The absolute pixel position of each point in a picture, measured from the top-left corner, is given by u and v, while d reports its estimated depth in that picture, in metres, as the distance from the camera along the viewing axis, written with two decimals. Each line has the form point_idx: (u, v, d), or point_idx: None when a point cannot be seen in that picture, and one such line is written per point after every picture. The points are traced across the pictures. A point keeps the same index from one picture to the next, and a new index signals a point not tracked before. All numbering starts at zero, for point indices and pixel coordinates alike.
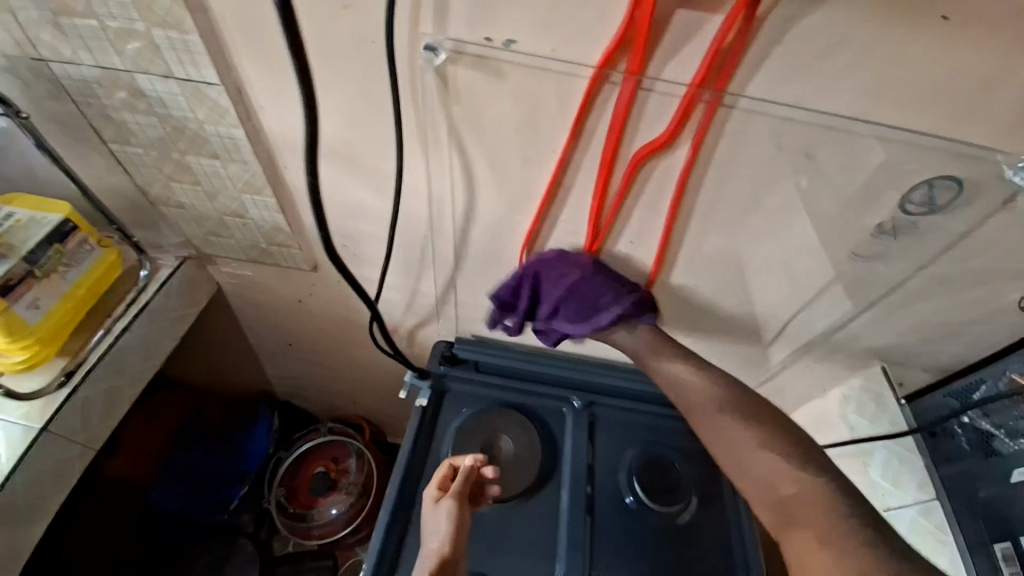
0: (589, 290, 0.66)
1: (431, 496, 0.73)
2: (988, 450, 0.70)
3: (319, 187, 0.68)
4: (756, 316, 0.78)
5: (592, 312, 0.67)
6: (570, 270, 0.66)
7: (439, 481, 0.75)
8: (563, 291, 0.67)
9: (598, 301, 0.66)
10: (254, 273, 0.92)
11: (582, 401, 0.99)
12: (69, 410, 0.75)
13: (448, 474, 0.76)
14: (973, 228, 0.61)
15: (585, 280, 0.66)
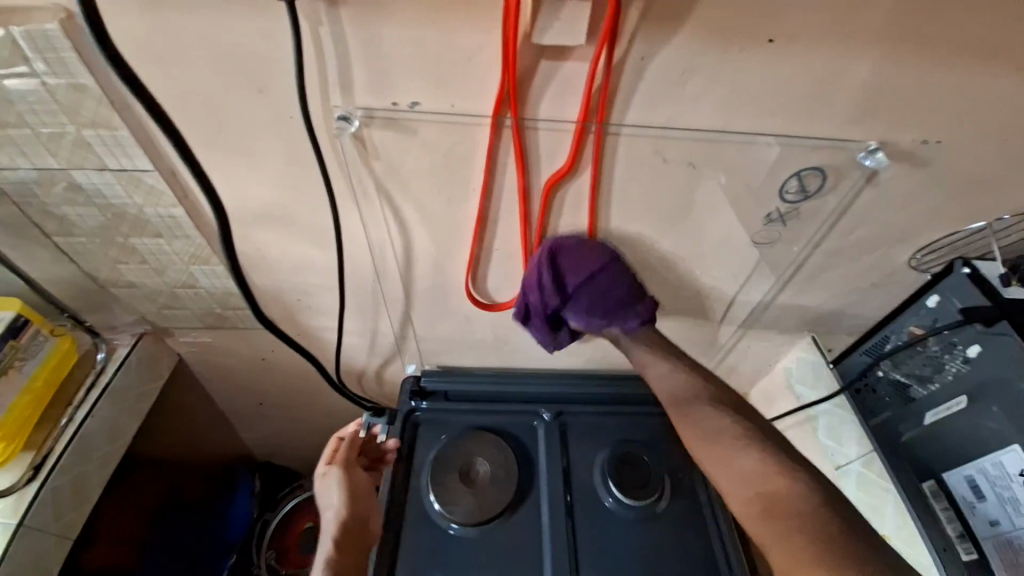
0: (607, 279, 0.70)
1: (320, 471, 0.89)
2: (907, 397, 0.77)
3: (266, 249, 0.72)
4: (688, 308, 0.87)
5: (608, 309, 0.72)
6: (592, 260, 0.69)
7: (327, 458, 0.90)
8: (586, 283, 0.69)
9: (614, 290, 0.71)
10: (213, 339, 0.94)
11: (551, 412, 1.03)
12: (42, 502, 0.76)
13: (336, 446, 0.91)
14: (848, 205, 0.70)
15: (604, 270, 0.69)
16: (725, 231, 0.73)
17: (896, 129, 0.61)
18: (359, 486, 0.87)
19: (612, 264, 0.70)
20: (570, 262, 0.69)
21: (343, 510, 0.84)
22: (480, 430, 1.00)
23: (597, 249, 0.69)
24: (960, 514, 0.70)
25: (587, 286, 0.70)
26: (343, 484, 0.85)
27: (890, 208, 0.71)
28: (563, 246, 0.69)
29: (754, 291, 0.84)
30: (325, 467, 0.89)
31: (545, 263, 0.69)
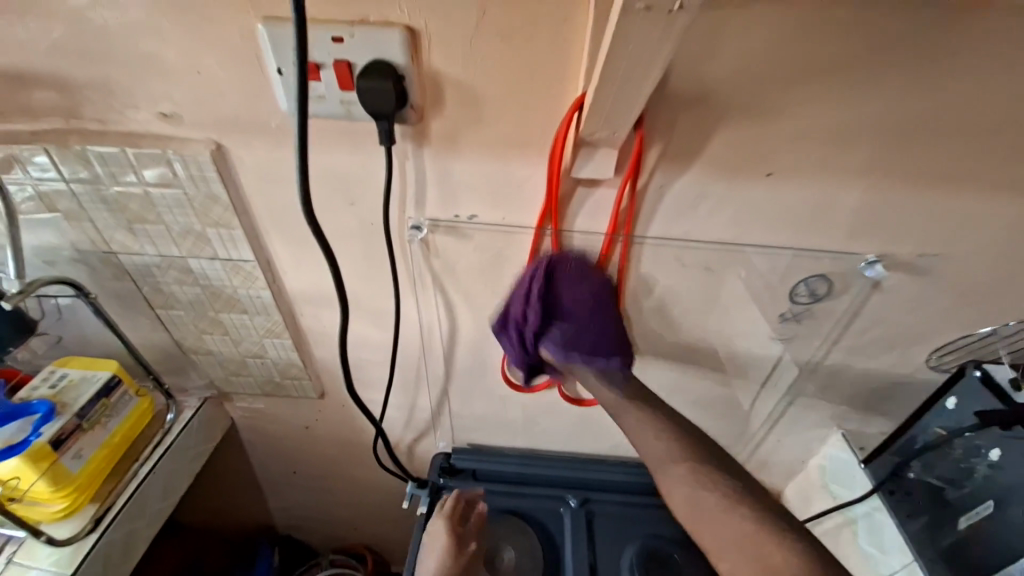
0: (602, 310, 0.71)
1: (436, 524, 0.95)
2: (942, 501, 0.76)
3: (331, 327, 0.83)
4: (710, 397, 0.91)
5: (599, 344, 0.73)
6: (590, 281, 0.70)
7: (449, 515, 0.95)
8: (585, 307, 0.71)
9: (604, 323, 0.72)
10: (266, 406, 1.03)
11: (577, 499, 1.04)
12: (94, 555, 0.81)
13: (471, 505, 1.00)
14: (859, 307, 0.76)
15: (599, 297, 0.71)
16: (743, 327, 0.79)
17: (892, 245, 0.69)
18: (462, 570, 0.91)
19: (603, 297, 0.71)
20: (569, 287, 0.69)
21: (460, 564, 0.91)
22: (506, 513, 1.02)
23: (592, 283, 0.70)
24: None
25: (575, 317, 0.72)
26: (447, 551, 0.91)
27: (899, 313, 0.77)
28: (567, 276, 0.68)
29: (776, 384, 0.88)
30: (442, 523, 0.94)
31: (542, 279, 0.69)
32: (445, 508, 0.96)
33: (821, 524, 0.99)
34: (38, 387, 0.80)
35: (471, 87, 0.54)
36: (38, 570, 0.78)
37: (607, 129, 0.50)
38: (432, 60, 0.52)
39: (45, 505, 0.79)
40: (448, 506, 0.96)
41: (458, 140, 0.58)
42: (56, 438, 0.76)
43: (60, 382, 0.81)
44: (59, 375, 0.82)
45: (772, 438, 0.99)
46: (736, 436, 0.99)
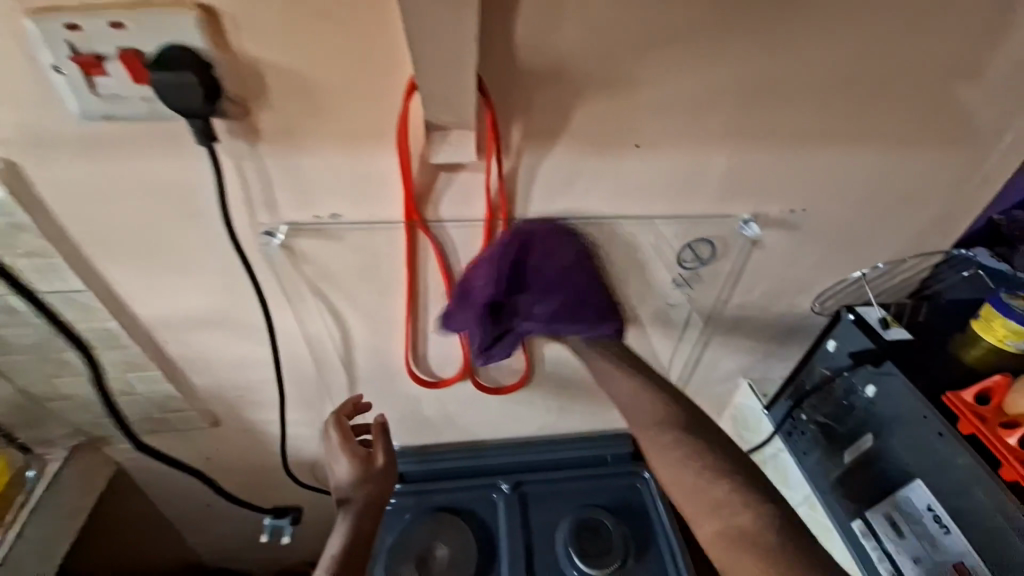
0: (578, 277, 0.68)
1: (331, 462, 0.79)
2: (830, 436, 0.81)
3: (206, 349, 0.75)
4: None
5: (573, 315, 0.68)
6: (557, 249, 0.66)
7: (339, 445, 0.78)
8: (557, 279, 0.67)
9: (586, 296, 0.69)
10: (155, 443, 0.92)
11: (509, 483, 1.03)
12: None
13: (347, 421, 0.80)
14: (742, 265, 0.79)
15: (574, 268, 0.67)
16: (640, 299, 0.80)
17: (765, 203, 0.71)
18: (384, 480, 0.77)
19: (584, 261, 0.68)
20: (541, 259, 0.65)
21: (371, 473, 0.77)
22: (439, 511, 0.99)
23: (572, 245, 0.67)
24: (888, 554, 0.71)
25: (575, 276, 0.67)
26: (357, 471, 0.76)
27: (779, 266, 0.80)
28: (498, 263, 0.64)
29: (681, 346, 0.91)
30: (337, 459, 0.78)
31: (516, 244, 0.64)
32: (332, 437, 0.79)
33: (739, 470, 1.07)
34: None
35: (300, 74, 0.49)
36: None
37: (452, 113, 0.47)
38: (244, 44, 0.46)
39: None
40: (335, 433, 0.79)
41: (298, 134, 0.53)
42: None
43: None
44: None
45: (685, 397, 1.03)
46: None
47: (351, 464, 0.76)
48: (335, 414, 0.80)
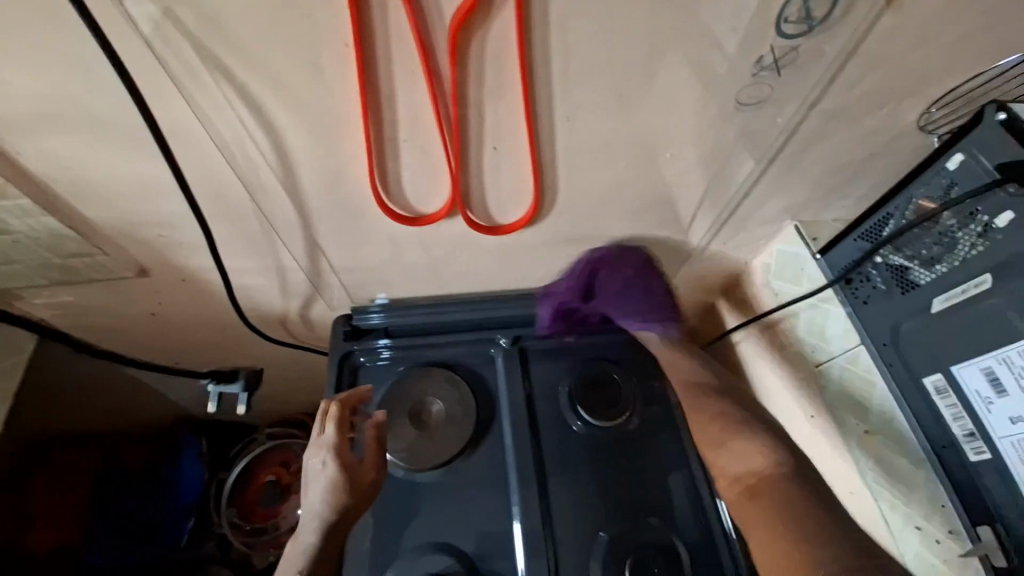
0: (633, 290, 0.86)
1: (318, 458, 0.74)
2: (906, 283, 0.69)
3: (85, 167, 0.54)
4: (671, 197, 0.74)
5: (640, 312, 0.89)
6: (626, 268, 0.84)
7: (334, 448, 0.75)
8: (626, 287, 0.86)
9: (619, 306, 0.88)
10: (77, 297, 0.76)
11: (508, 338, 0.89)
12: None
13: (341, 430, 0.76)
14: (855, 43, 0.55)
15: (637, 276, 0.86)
16: (695, 101, 0.59)
17: None
18: (366, 498, 0.74)
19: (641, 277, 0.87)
20: (617, 276, 0.85)
21: (350, 492, 0.72)
22: (431, 366, 0.87)
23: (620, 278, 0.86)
24: (969, 411, 0.63)
25: (631, 286, 0.86)
26: (340, 484, 0.72)
27: (906, 49, 0.56)
28: (599, 259, 0.83)
29: (730, 175, 0.72)
30: (327, 457, 0.74)
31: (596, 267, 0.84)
32: (323, 438, 0.75)
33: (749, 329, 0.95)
34: None
35: None
36: None
37: None
38: None
39: None
40: (331, 434, 0.75)
41: None
42: None
43: None
44: None
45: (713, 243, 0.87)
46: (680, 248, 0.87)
47: (335, 476, 0.72)
48: (337, 405, 0.77)
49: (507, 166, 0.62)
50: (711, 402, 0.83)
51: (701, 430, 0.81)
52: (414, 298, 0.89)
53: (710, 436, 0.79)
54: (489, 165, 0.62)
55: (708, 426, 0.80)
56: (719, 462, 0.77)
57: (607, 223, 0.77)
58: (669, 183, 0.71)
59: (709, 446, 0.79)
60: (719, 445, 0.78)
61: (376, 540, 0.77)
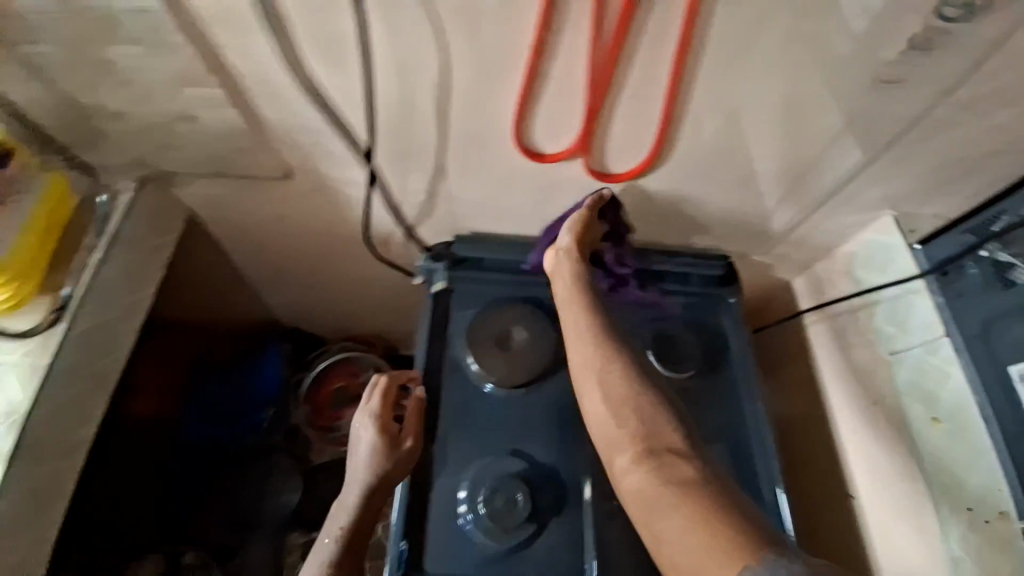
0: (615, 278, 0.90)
1: (362, 423, 0.82)
2: (1007, 280, 0.74)
3: (275, 72, 0.62)
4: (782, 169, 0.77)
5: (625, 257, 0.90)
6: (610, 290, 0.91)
7: (377, 414, 0.82)
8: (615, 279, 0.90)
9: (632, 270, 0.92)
10: (222, 190, 0.85)
11: (590, 286, 0.95)
12: (73, 347, 0.70)
13: (383, 399, 0.84)
14: (1010, 31, 0.56)
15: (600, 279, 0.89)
16: (829, 70, 0.62)
17: None
18: (405, 463, 0.80)
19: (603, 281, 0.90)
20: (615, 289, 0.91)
21: (388, 457, 0.79)
22: (514, 301, 0.93)
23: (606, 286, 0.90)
24: None
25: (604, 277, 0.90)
26: (381, 447, 0.79)
27: None
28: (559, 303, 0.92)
29: (839, 162, 0.74)
30: (370, 422, 0.82)
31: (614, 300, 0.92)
32: (367, 405, 0.83)
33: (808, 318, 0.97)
34: None
35: None
36: (5, 367, 0.67)
37: None
38: None
39: None
40: (375, 401, 0.84)
41: None
42: None
43: None
44: None
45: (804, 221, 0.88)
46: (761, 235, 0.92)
47: (376, 439, 0.80)
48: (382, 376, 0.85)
49: (641, 115, 0.67)
50: (618, 370, 0.69)
51: (601, 406, 0.67)
52: (492, 233, 0.97)
53: (618, 408, 0.66)
54: (623, 111, 0.67)
55: (613, 398, 0.67)
56: (612, 436, 0.65)
57: (701, 184, 0.79)
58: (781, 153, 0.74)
59: (608, 427, 0.66)
60: (619, 424, 0.65)
61: (456, 445, 0.84)
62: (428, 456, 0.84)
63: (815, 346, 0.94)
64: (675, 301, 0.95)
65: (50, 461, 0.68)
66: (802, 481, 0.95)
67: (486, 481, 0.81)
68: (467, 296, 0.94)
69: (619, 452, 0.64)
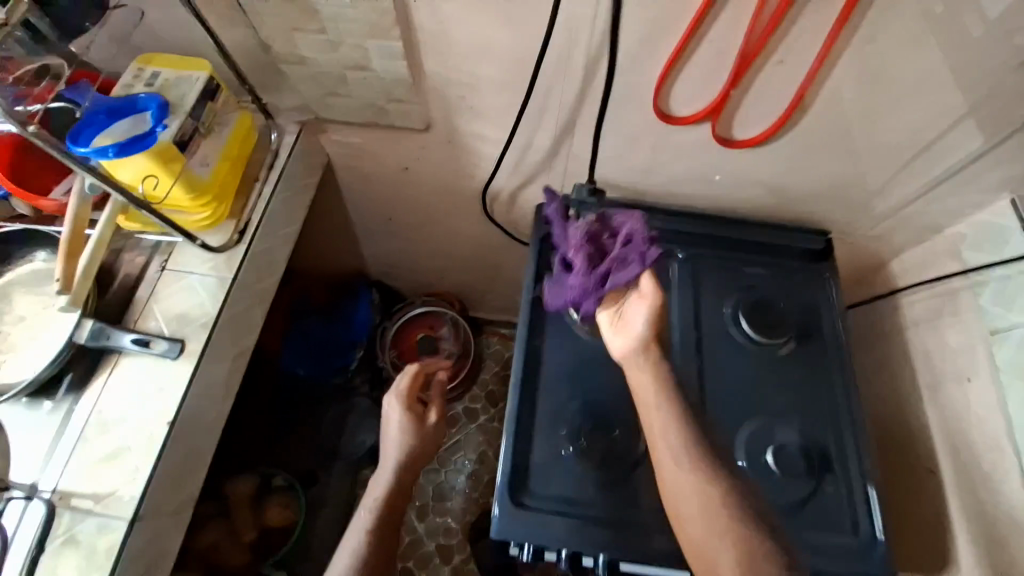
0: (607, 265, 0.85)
1: (391, 405, 0.97)
2: None
3: (454, 24, 0.70)
4: (895, 137, 0.83)
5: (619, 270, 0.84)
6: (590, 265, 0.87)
7: (404, 398, 0.97)
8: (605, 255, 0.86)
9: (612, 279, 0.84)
10: (363, 140, 0.95)
11: (685, 253, 0.99)
12: (248, 263, 0.78)
13: (407, 385, 0.98)
14: None
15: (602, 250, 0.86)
16: (963, 55, 0.70)
17: None
18: (431, 438, 0.95)
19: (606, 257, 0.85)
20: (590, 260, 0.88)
21: (417, 433, 0.94)
22: None
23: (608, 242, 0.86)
24: None
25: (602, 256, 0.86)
26: (411, 425, 0.94)
27: None
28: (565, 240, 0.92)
29: (958, 137, 0.80)
30: (400, 404, 0.96)
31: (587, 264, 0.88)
32: (395, 389, 0.97)
33: (904, 294, 1.00)
34: (134, 85, 0.68)
35: None
36: (196, 276, 0.75)
37: None
38: None
39: (188, 214, 0.74)
40: (403, 385, 0.97)
41: None
42: (180, 140, 0.67)
43: (154, 81, 0.68)
44: (150, 73, 0.69)
45: (907, 195, 0.92)
46: (861, 208, 0.97)
47: (407, 418, 0.94)
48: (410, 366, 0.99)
49: (781, 80, 0.76)
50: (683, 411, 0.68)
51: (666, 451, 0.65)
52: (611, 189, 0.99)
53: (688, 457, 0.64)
54: (764, 75, 0.76)
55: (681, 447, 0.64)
56: (678, 489, 0.63)
57: (817, 156, 0.89)
58: (901, 119, 0.80)
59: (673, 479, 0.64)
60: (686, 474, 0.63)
61: (557, 390, 0.91)
62: (533, 393, 0.91)
63: (914, 321, 0.98)
64: (767, 273, 0.99)
65: (230, 362, 0.76)
66: (898, 452, 0.98)
67: (579, 423, 0.88)
68: (565, 251, 0.99)
69: (686, 504, 0.62)
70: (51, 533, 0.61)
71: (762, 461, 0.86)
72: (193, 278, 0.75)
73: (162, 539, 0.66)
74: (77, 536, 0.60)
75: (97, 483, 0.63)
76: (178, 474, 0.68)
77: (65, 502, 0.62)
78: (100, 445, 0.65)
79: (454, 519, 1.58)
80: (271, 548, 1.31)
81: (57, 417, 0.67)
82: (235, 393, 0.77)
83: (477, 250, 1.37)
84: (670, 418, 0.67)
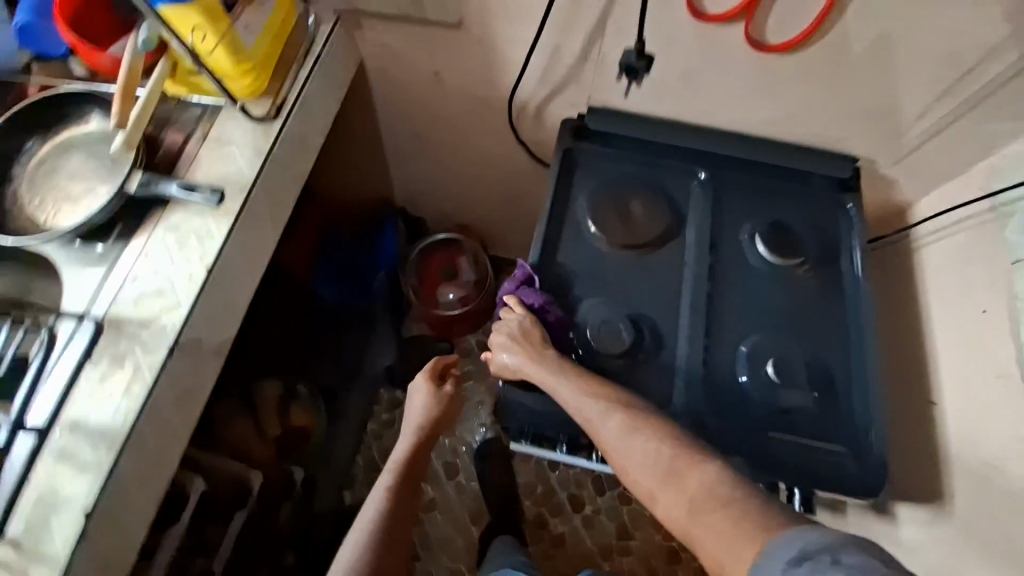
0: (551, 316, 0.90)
1: (417, 391, 1.04)
2: None
3: None
4: (931, 52, 0.82)
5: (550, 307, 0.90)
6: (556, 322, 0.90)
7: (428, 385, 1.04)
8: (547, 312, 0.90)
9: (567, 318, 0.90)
10: (395, 41, 0.98)
11: (708, 174, 0.99)
12: (284, 139, 0.82)
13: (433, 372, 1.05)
14: None
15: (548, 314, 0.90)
16: None
17: None
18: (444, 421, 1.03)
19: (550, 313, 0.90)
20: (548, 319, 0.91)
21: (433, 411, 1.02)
22: (633, 179, 0.99)
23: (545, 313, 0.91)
24: None
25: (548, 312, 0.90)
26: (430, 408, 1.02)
27: None
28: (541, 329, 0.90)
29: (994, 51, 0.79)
30: (424, 392, 1.03)
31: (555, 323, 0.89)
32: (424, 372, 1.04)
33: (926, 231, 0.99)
34: None
35: None
36: (235, 147, 0.79)
37: None
38: None
39: (229, 82, 0.78)
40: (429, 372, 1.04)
41: None
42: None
43: None
44: None
45: (940, 122, 0.90)
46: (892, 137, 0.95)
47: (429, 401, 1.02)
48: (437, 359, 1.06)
49: None
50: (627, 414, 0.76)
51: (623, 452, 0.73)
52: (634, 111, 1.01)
53: (636, 456, 0.72)
54: None
55: (633, 451, 0.72)
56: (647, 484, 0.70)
57: (852, 74, 0.87)
58: (941, 29, 0.78)
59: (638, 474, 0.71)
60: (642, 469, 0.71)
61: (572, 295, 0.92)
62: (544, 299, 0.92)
63: (941, 259, 0.95)
64: (790, 198, 0.98)
65: (264, 228, 0.81)
66: (899, 388, 0.99)
67: (591, 321, 0.90)
68: (588, 160, 1.00)
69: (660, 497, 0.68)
70: (96, 349, 0.67)
71: (762, 371, 0.87)
72: (233, 148, 0.79)
73: (196, 373, 0.72)
74: (121, 355, 0.67)
75: (142, 311, 0.69)
76: (213, 318, 0.74)
77: (110, 325, 0.69)
78: (146, 280, 0.71)
79: (458, 441, 1.66)
80: (292, 445, 1.39)
81: (107, 260, 0.73)
82: (266, 261, 0.82)
83: (499, 177, 1.38)
84: (614, 421, 0.76)
